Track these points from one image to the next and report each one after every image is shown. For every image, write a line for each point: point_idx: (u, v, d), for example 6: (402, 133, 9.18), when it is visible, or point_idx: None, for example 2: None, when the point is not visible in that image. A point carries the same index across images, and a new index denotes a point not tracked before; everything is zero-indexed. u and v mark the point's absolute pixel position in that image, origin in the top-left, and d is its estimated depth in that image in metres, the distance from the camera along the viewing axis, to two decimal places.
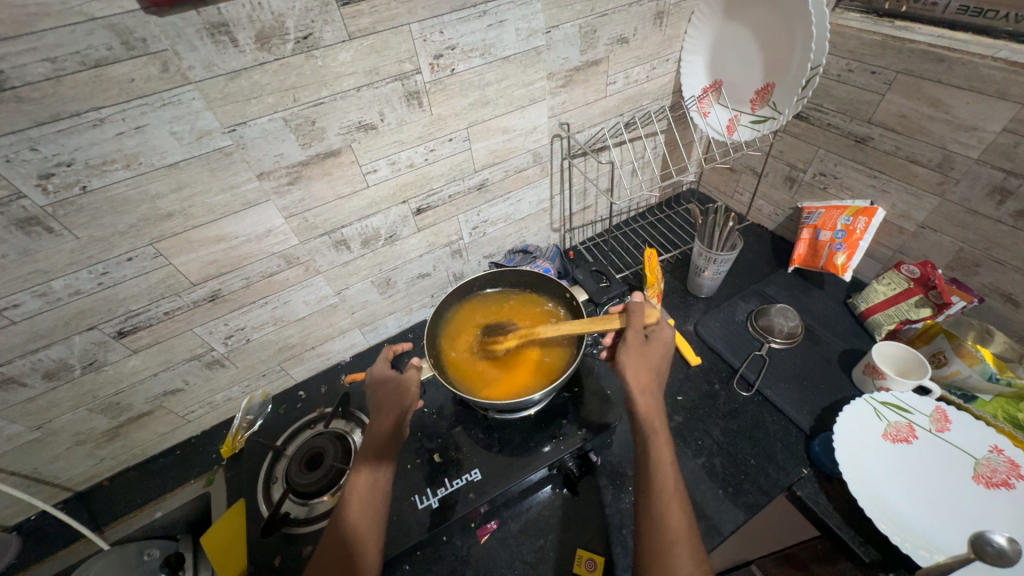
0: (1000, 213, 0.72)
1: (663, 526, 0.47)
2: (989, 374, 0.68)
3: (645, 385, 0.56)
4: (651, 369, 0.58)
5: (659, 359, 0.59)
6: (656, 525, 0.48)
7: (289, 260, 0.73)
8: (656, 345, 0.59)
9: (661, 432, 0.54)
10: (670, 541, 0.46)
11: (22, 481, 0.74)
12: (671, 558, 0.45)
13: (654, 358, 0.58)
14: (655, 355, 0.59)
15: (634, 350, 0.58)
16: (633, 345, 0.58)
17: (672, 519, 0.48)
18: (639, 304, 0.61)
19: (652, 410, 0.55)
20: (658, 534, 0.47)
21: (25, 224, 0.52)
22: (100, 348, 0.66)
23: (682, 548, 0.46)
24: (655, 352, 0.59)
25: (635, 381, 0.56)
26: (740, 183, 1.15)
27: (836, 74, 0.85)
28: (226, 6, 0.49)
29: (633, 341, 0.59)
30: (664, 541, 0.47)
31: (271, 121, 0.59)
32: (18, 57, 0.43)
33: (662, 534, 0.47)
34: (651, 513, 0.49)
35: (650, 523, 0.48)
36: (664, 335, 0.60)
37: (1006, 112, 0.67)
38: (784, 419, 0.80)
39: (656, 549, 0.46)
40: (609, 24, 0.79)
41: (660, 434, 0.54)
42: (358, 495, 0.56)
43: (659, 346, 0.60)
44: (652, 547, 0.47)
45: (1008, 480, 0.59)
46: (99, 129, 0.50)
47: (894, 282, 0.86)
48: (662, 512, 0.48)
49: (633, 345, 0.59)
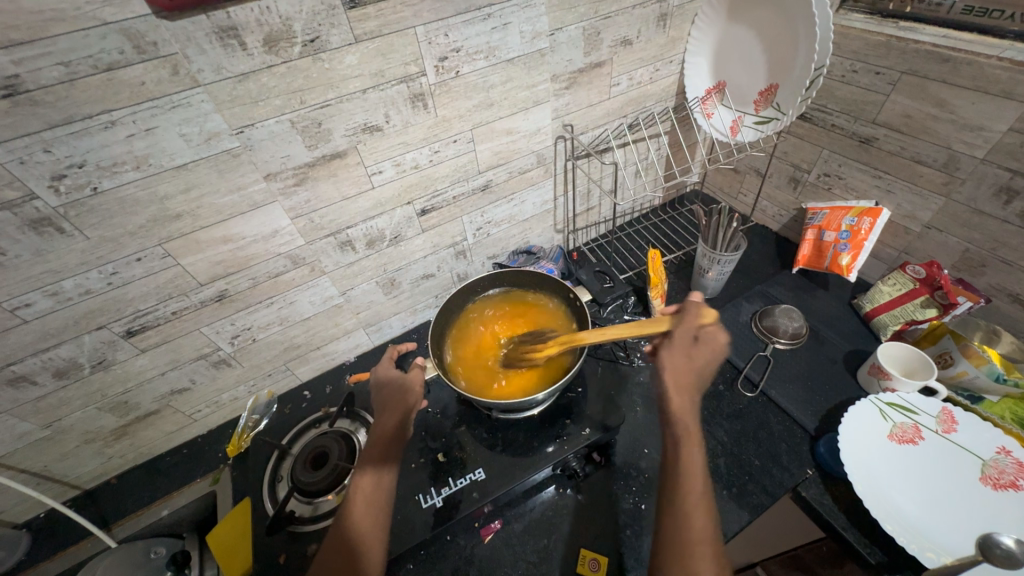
0: (1007, 213, 0.72)
1: (688, 522, 0.48)
2: (996, 375, 0.68)
3: (683, 383, 0.57)
4: (693, 370, 0.58)
5: (705, 362, 0.59)
6: (681, 520, 0.48)
7: (295, 261, 0.74)
8: (705, 348, 0.59)
9: (693, 432, 0.54)
10: (693, 536, 0.47)
11: (32, 478, 0.75)
12: (692, 552, 0.45)
13: (699, 360, 0.58)
14: (702, 358, 0.59)
15: (680, 350, 0.59)
16: (679, 346, 0.59)
17: (696, 515, 0.48)
18: (696, 306, 0.61)
19: (687, 409, 0.56)
20: (680, 529, 0.47)
21: (37, 224, 0.53)
22: (109, 347, 0.66)
23: (705, 543, 0.46)
24: (702, 355, 0.59)
25: (672, 379, 0.57)
26: (744, 183, 1.15)
27: (840, 75, 0.85)
28: (235, 10, 0.50)
29: (680, 341, 0.59)
30: (687, 537, 0.47)
31: (278, 123, 0.60)
32: (33, 61, 0.44)
33: (687, 531, 0.47)
34: (676, 507, 0.49)
35: (675, 518, 0.48)
36: (716, 341, 0.59)
37: (1012, 112, 0.66)
38: (789, 420, 0.79)
39: (678, 543, 0.46)
40: (613, 26, 0.80)
41: (691, 433, 0.54)
42: (362, 494, 0.57)
43: (706, 350, 0.59)
44: (676, 540, 0.47)
45: (1016, 482, 0.58)
46: (110, 131, 0.51)
47: (899, 283, 0.86)
48: (687, 508, 0.49)
49: (681, 345, 0.59)
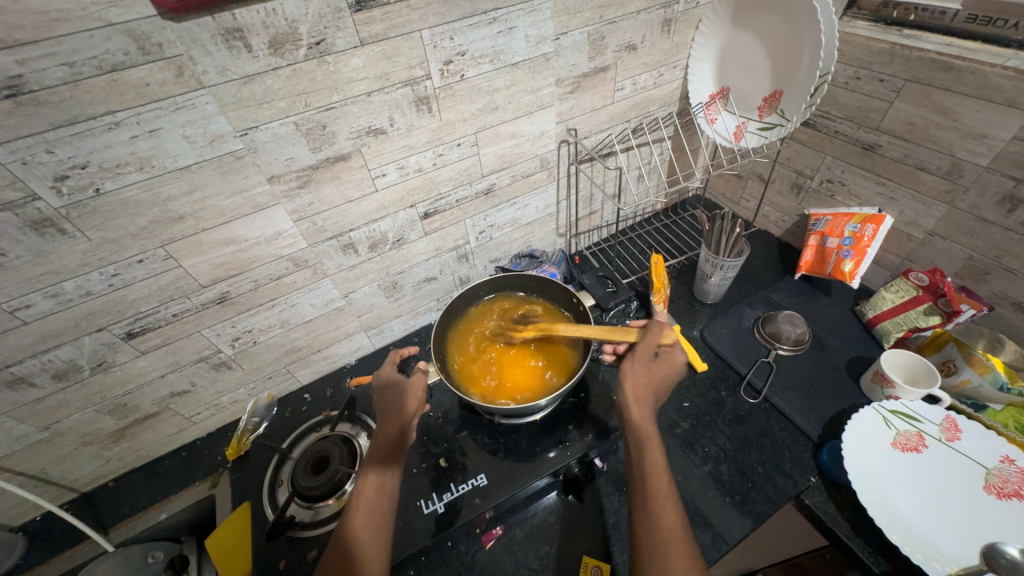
0: (1010, 220, 0.72)
1: (657, 525, 0.47)
2: (1000, 383, 0.68)
3: (643, 394, 0.57)
4: (653, 382, 0.58)
5: (664, 376, 0.59)
6: (650, 525, 0.47)
7: (297, 263, 0.74)
8: (663, 364, 0.59)
9: (655, 438, 0.54)
10: (664, 541, 0.46)
11: (29, 481, 0.74)
12: (666, 557, 0.45)
13: (659, 373, 0.59)
14: (661, 372, 0.59)
15: (640, 363, 0.59)
16: (640, 359, 0.59)
17: (666, 519, 0.47)
18: (661, 325, 0.62)
19: (648, 418, 0.55)
20: (650, 534, 0.47)
21: (38, 225, 0.52)
22: (109, 349, 0.66)
23: (676, 546, 0.46)
24: (661, 369, 0.59)
25: (632, 390, 0.57)
26: (746, 189, 1.15)
27: (843, 82, 0.85)
28: (241, 12, 0.50)
29: (641, 355, 0.59)
30: (658, 540, 0.46)
31: (283, 126, 0.59)
32: (37, 62, 0.44)
33: (658, 533, 0.47)
34: (644, 514, 0.48)
35: (646, 523, 0.48)
36: (675, 359, 0.60)
37: (1015, 120, 0.67)
38: (791, 427, 0.79)
39: (652, 548, 0.46)
40: (618, 31, 0.80)
41: (655, 441, 0.53)
42: (365, 502, 0.55)
43: (665, 365, 0.60)
44: (647, 545, 0.46)
45: (1020, 491, 0.58)
46: (114, 132, 0.51)
47: (903, 289, 0.86)
48: (656, 512, 0.48)
49: (642, 357, 0.59)
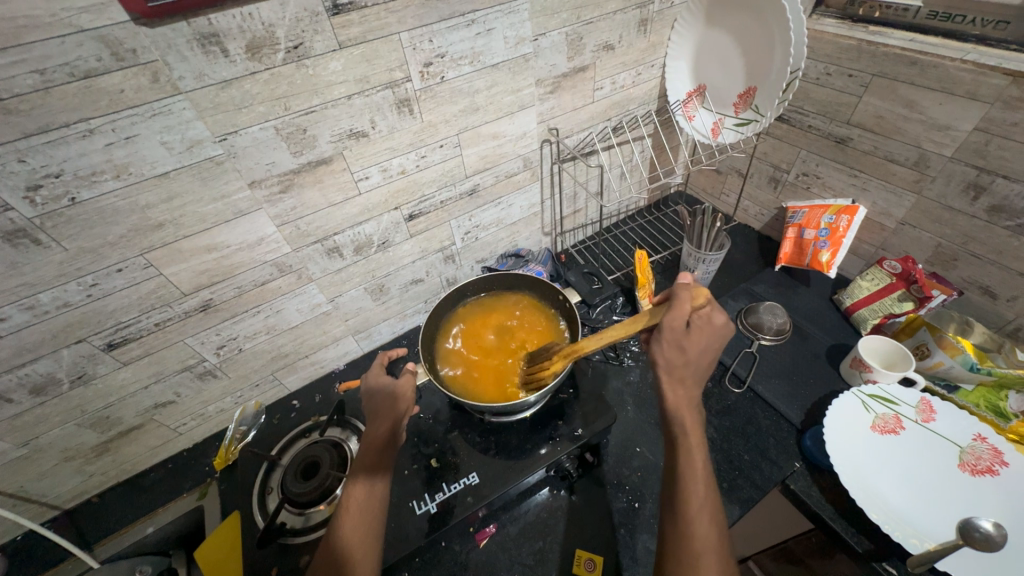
0: (976, 208, 0.75)
1: (689, 527, 0.46)
2: (970, 364, 0.71)
3: (682, 378, 0.53)
4: (689, 361, 0.52)
5: (703, 350, 0.53)
6: (682, 527, 0.46)
7: (281, 269, 0.73)
8: (699, 335, 0.53)
9: (691, 432, 0.51)
10: (696, 546, 0.44)
11: (8, 500, 0.72)
12: (696, 561, 0.44)
13: (694, 349, 0.52)
14: (698, 347, 0.52)
15: (671, 341, 0.52)
16: (670, 340, 0.52)
17: (699, 522, 0.46)
18: (686, 289, 0.54)
19: (686, 408, 0.52)
20: (683, 537, 0.45)
21: (12, 236, 0.51)
22: (89, 361, 0.65)
23: (708, 553, 0.44)
24: (698, 343, 0.52)
25: (666, 374, 0.53)
26: (726, 184, 1.18)
27: (815, 77, 0.88)
28: (216, 17, 0.50)
29: (670, 334, 0.52)
30: (689, 546, 0.45)
31: (262, 130, 0.59)
32: (6, 69, 0.43)
33: (689, 537, 0.45)
34: (675, 515, 0.47)
35: (676, 525, 0.46)
36: (713, 325, 0.53)
37: (974, 111, 0.70)
38: (775, 414, 0.81)
39: (681, 551, 0.45)
40: (595, 31, 0.81)
41: (693, 432, 0.51)
42: (355, 504, 0.55)
43: (703, 335, 0.53)
44: (678, 548, 0.45)
45: (992, 468, 0.61)
46: (89, 140, 0.50)
47: (876, 278, 0.90)
48: (688, 514, 0.46)
49: (674, 336, 0.52)
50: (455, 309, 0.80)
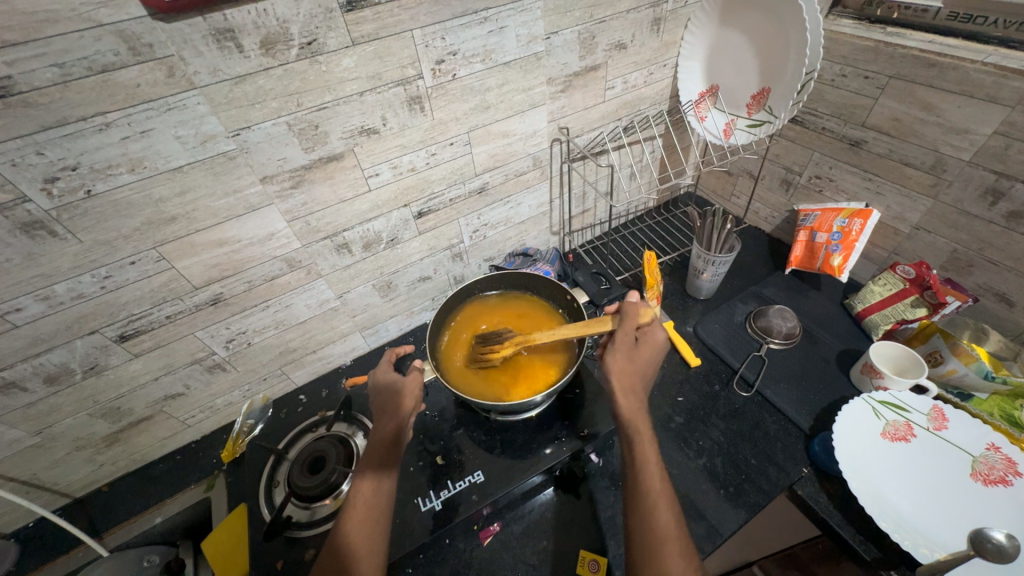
0: (993, 213, 0.73)
1: (654, 523, 0.48)
2: (984, 373, 0.69)
3: (631, 386, 0.58)
4: (636, 371, 0.59)
5: (648, 361, 0.60)
6: (648, 523, 0.48)
7: (291, 264, 0.73)
8: (645, 348, 0.60)
9: (646, 433, 0.55)
10: (660, 539, 0.47)
11: (21, 487, 0.73)
12: (661, 556, 0.46)
13: (641, 361, 0.59)
14: (643, 358, 0.59)
15: (624, 352, 0.59)
16: (622, 347, 0.59)
17: (661, 515, 0.49)
18: (633, 305, 0.62)
19: (637, 410, 0.56)
20: (649, 533, 0.48)
21: (28, 227, 0.52)
22: (101, 352, 0.66)
23: (672, 545, 0.47)
24: (644, 355, 0.60)
25: (618, 382, 0.57)
26: (737, 186, 1.17)
27: (830, 79, 0.87)
28: (232, 13, 0.50)
29: (623, 343, 0.59)
30: (653, 541, 0.47)
31: (275, 125, 0.59)
32: (25, 62, 0.44)
33: (653, 532, 0.48)
34: (640, 512, 0.49)
35: (642, 521, 0.49)
36: (655, 340, 0.61)
37: (996, 115, 0.68)
38: (784, 419, 0.80)
39: (649, 547, 0.47)
40: (608, 30, 0.81)
41: (644, 432, 0.55)
42: (363, 500, 0.56)
43: (648, 350, 0.60)
44: (645, 543, 0.47)
45: (1006, 478, 0.59)
46: (105, 133, 0.50)
47: (889, 283, 0.88)
48: (651, 508, 0.49)
49: (625, 347, 0.59)
50: (466, 309, 0.80)
